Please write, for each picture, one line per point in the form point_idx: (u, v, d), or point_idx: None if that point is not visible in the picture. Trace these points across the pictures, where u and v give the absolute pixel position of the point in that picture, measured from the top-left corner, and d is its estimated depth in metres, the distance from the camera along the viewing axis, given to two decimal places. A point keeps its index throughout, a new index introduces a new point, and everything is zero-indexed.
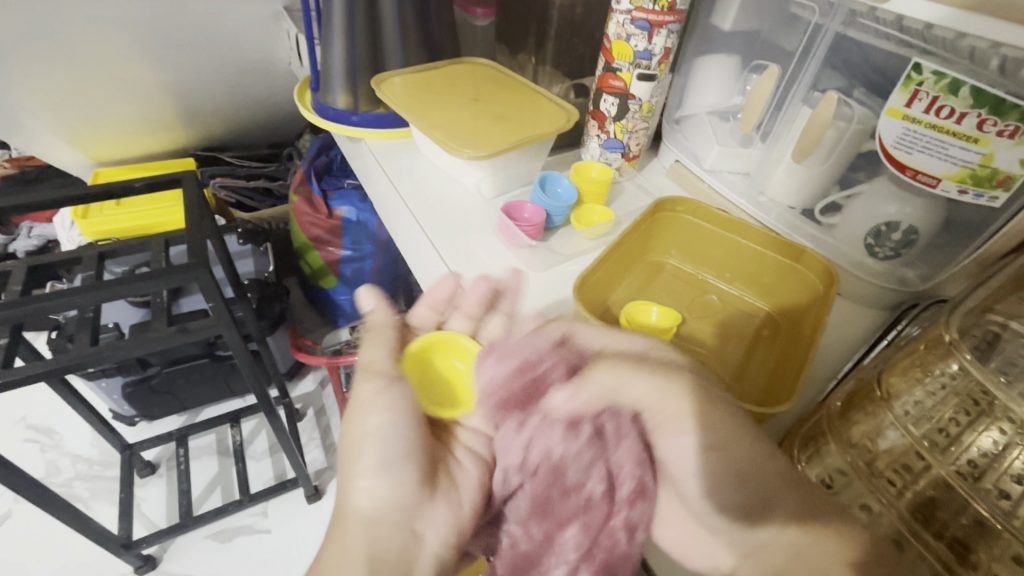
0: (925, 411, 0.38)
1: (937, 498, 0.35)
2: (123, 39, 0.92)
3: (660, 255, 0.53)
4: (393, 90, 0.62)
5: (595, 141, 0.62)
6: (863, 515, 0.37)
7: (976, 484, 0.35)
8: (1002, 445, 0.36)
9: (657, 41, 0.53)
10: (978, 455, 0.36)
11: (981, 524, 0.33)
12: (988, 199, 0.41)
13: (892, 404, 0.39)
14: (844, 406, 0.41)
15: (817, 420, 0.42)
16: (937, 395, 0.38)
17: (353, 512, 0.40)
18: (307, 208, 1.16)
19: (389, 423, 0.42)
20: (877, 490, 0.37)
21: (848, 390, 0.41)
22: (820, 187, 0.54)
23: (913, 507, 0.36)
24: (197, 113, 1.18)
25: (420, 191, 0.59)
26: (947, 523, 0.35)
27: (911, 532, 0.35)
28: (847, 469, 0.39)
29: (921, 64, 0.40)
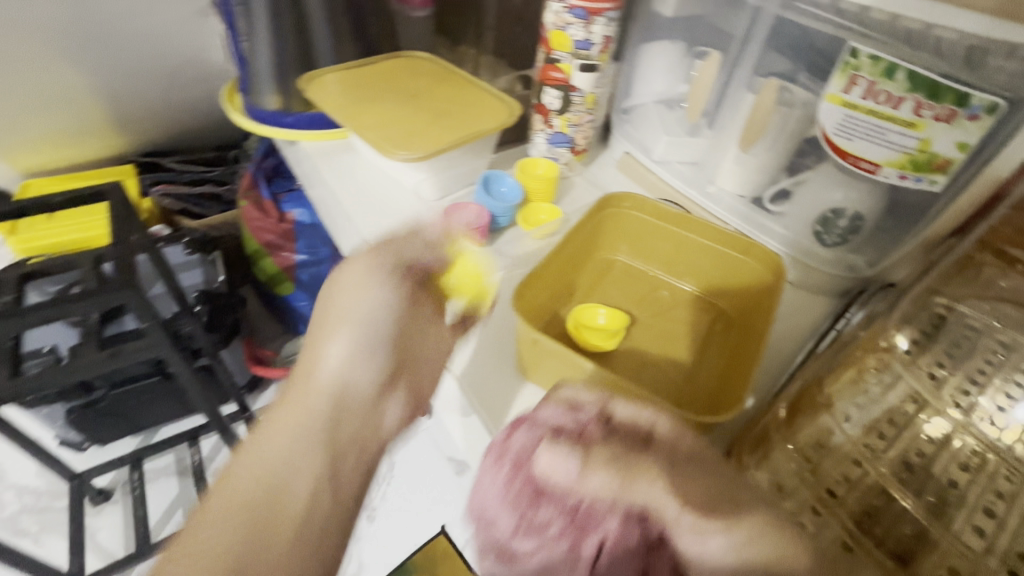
0: (869, 408, 0.38)
1: (880, 506, 0.35)
2: (44, 34, 0.88)
3: (610, 254, 0.52)
4: (326, 90, 0.58)
5: (541, 136, 0.59)
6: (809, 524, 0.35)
7: (919, 479, 0.35)
8: (944, 437, 0.36)
9: (595, 30, 0.51)
10: (923, 446, 0.36)
11: (922, 532, 0.33)
12: (928, 183, 0.41)
13: (833, 408, 0.39)
14: (789, 414, 0.40)
15: (762, 427, 0.41)
16: (879, 394, 0.39)
17: (249, 481, 0.34)
18: (257, 213, 1.11)
19: (325, 396, 0.37)
20: (822, 496, 0.36)
21: (792, 398, 0.41)
22: (769, 175, 0.53)
23: (859, 511, 0.35)
24: (134, 116, 1.09)
25: (358, 195, 0.56)
26: (889, 531, 0.34)
27: (856, 539, 0.34)
28: (793, 476, 0.37)
29: (858, 48, 0.39)
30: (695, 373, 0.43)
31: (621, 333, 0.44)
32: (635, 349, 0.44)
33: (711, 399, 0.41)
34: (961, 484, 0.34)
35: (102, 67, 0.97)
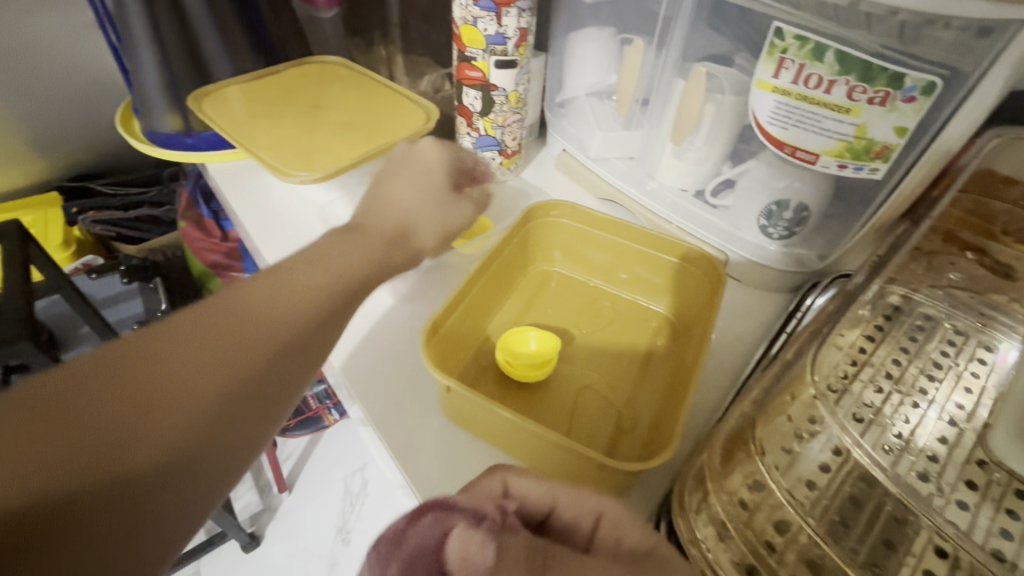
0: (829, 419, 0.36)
1: (845, 520, 0.32)
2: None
3: (546, 264, 0.48)
4: (223, 108, 0.53)
5: (467, 140, 0.55)
6: (775, 554, 0.30)
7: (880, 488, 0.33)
8: (901, 443, 0.35)
9: (508, 22, 0.46)
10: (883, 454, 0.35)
11: (891, 542, 0.31)
12: (869, 172, 0.38)
13: (790, 418, 0.35)
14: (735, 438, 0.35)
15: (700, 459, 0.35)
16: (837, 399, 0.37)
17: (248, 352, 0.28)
18: (199, 233, 1.04)
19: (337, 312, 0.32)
20: (759, 546, 0.30)
21: (745, 413, 0.35)
22: (710, 166, 0.49)
23: (819, 535, 0.31)
24: (51, 143, 1.00)
25: (266, 220, 0.50)
26: (858, 544, 0.31)
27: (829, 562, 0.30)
28: (756, 500, 0.32)
29: (783, 29, 0.35)
30: (636, 396, 0.39)
31: (555, 359, 0.40)
32: (571, 373, 0.41)
33: (654, 424, 0.37)
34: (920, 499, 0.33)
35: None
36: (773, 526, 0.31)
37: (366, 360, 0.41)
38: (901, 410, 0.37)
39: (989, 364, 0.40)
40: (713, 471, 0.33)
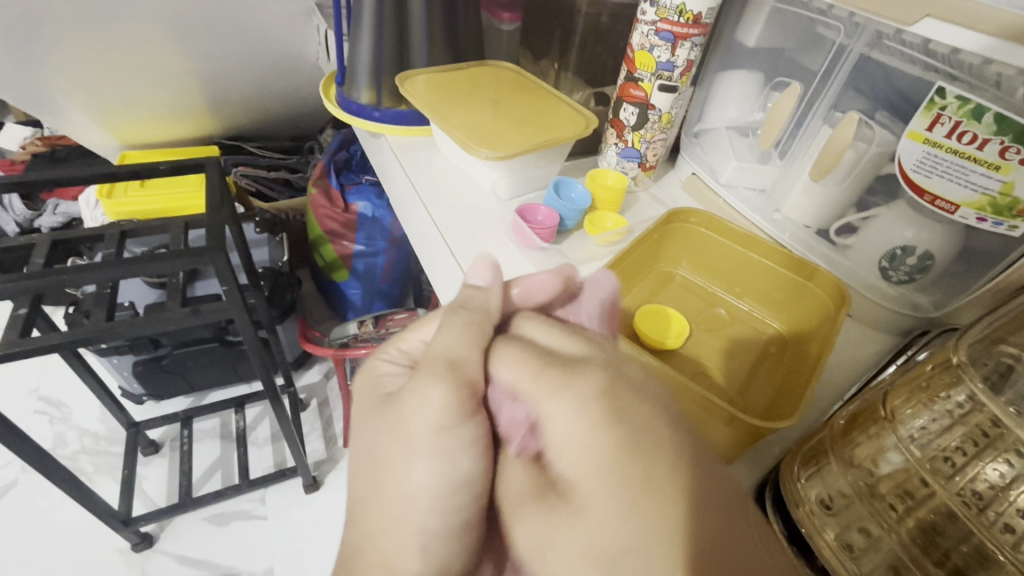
0: (929, 437, 0.35)
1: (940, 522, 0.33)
2: (157, 27, 0.92)
3: (671, 267, 0.53)
4: (415, 88, 0.63)
5: (613, 150, 0.62)
6: (859, 539, 0.34)
7: (979, 514, 0.32)
8: (1009, 478, 0.33)
9: (680, 53, 0.53)
10: (984, 486, 0.33)
11: (984, 555, 0.31)
12: (1008, 228, 0.41)
13: (897, 426, 0.36)
14: (847, 424, 0.38)
15: (818, 439, 0.38)
16: (943, 422, 0.35)
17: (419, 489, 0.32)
18: (324, 201, 1.18)
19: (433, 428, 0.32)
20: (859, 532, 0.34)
21: (854, 409, 0.38)
22: (837, 208, 0.54)
23: (912, 535, 0.33)
24: (225, 99, 1.20)
25: (437, 189, 0.60)
26: (948, 551, 0.32)
27: (911, 559, 0.32)
28: (848, 490, 0.36)
29: (945, 89, 0.40)
30: (747, 390, 0.44)
31: (684, 333, 0.47)
32: (689, 356, 0.46)
33: (761, 413, 0.41)
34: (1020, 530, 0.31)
35: (203, 57, 1.04)
36: (859, 529, 0.34)
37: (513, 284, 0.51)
38: (997, 462, 0.33)
39: None
40: (828, 448, 0.38)
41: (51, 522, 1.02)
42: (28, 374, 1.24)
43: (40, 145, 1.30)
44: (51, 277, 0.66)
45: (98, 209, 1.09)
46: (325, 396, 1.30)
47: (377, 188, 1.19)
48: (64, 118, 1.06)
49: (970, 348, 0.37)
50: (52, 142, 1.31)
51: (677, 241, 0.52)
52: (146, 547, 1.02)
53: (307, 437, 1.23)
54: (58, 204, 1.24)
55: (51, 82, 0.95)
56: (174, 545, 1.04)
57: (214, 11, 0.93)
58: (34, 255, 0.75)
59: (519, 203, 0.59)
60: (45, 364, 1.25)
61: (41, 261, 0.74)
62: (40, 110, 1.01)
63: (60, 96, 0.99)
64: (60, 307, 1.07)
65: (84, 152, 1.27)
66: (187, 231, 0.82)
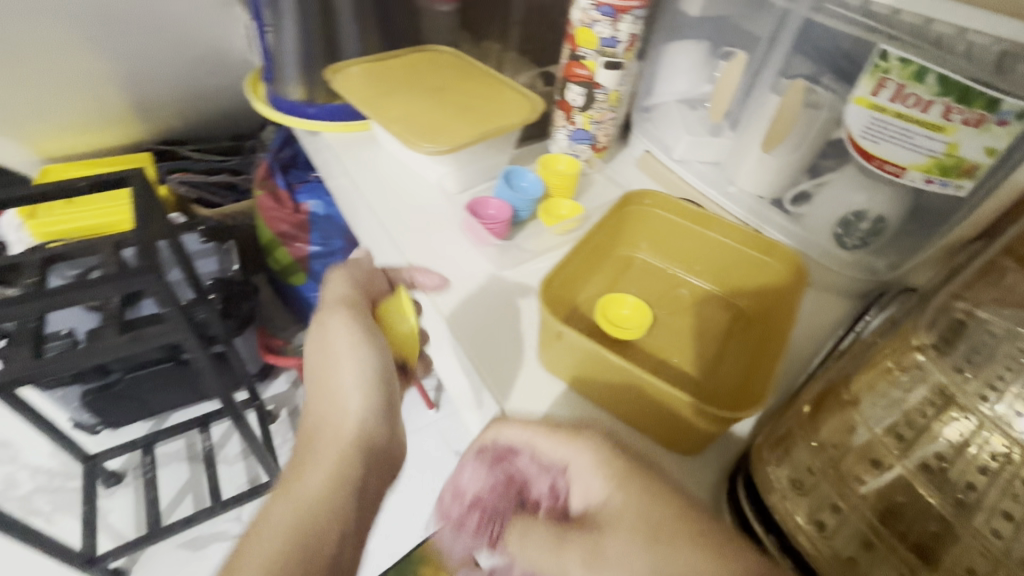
0: (891, 407, 0.36)
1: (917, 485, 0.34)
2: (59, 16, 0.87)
3: (630, 250, 0.52)
4: (349, 82, 0.59)
5: (562, 133, 0.60)
6: (830, 519, 0.33)
7: (940, 478, 0.33)
8: (965, 437, 0.33)
9: (622, 27, 0.51)
10: (944, 448, 0.34)
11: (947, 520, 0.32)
12: (955, 189, 0.41)
13: (861, 404, 0.36)
14: (813, 410, 0.37)
15: (787, 422, 0.37)
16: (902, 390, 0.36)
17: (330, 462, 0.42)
18: (272, 203, 1.14)
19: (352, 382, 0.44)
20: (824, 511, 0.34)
21: (818, 390, 0.38)
22: (790, 176, 0.53)
23: (879, 508, 0.33)
24: (153, 106, 1.11)
25: (383, 189, 0.57)
26: (915, 522, 0.32)
27: (878, 530, 0.32)
28: (816, 469, 0.35)
29: (888, 52, 0.39)
30: (713, 371, 0.43)
31: (646, 320, 0.46)
32: (655, 342, 0.45)
33: (731, 397, 0.41)
34: (980, 487, 0.32)
35: (122, 58, 0.98)
36: (830, 506, 0.34)
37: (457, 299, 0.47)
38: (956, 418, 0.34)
39: None
40: (797, 429, 0.36)
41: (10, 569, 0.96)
42: None
43: None
44: None
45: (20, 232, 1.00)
46: (295, 404, 1.26)
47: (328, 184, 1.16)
48: None
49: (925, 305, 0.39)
50: None
51: (635, 223, 0.51)
52: None
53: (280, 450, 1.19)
54: None
55: None
56: None
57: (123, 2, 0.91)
58: None
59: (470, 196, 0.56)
60: None
61: None
62: None
63: None
64: None
65: None
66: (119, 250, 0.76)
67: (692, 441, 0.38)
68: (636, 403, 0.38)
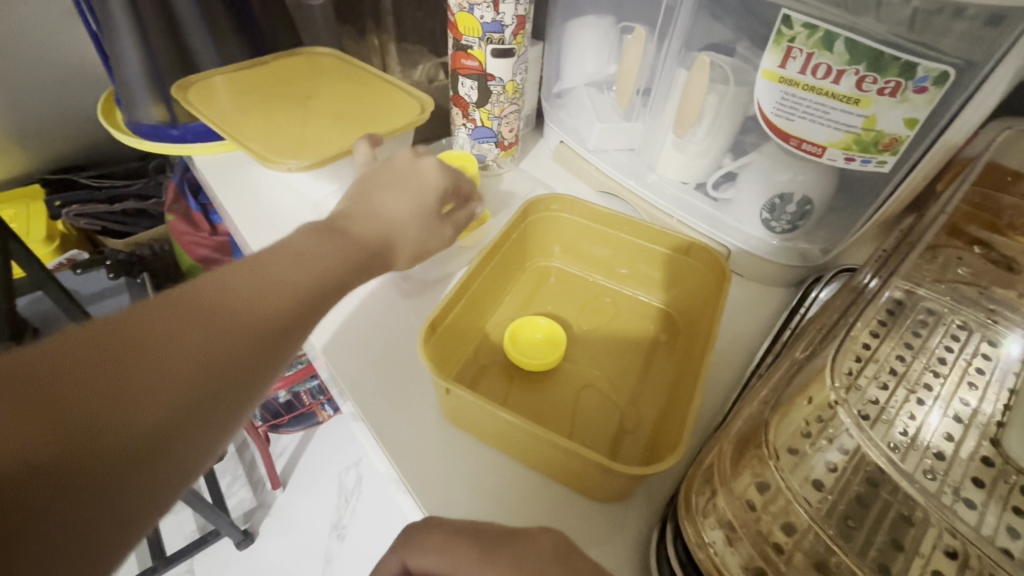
0: (817, 438, 0.33)
1: (865, 496, 0.31)
2: None
3: (545, 259, 0.47)
4: (209, 98, 0.51)
5: (463, 132, 0.54)
6: None
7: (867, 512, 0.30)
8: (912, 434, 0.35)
9: (505, 9, 0.45)
10: (878, 470, 0.32)
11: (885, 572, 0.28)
12: (877, 165, 0.37)
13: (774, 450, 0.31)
14: (736, 455, 0.31)
15: (708, 463, 0.32)
16: (819, 424, 0.33)
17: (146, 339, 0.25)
18: (186, 227, 1.01)
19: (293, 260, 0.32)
20: (771, 547, 0.28)
21: (737, 439, 0.32)
22: (713, 158, 0.48)
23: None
24: (26, 138, 0.96)
25: (261, 218, 0.49)
26: None
27: None
28: (734, 527, 0.29)
29: (791, 17, 0.34)
30: (638, 395, 0.39)
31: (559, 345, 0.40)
32: (574, 368, 0.40)
33: (655, 426, 0.37)
34: (932, 493, 0.32)
35: None
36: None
37: (342, 340, 0.42)
38: (907, 409, 0.36)
39: (993, 358, 0.39)
40: (719, 478, 0.31)
41: None
42: None
43: None
44: None
45: None
46: None
47: None
48: None
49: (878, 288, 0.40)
50: None
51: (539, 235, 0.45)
52: None
53: None
54: None
55: None
56: None
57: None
58: None
59: None
60: None
61: None
62: None
63: None
64: None
65: None
66: None
67: (604, 491, 0.34)
68: (546, 454, 0.33)
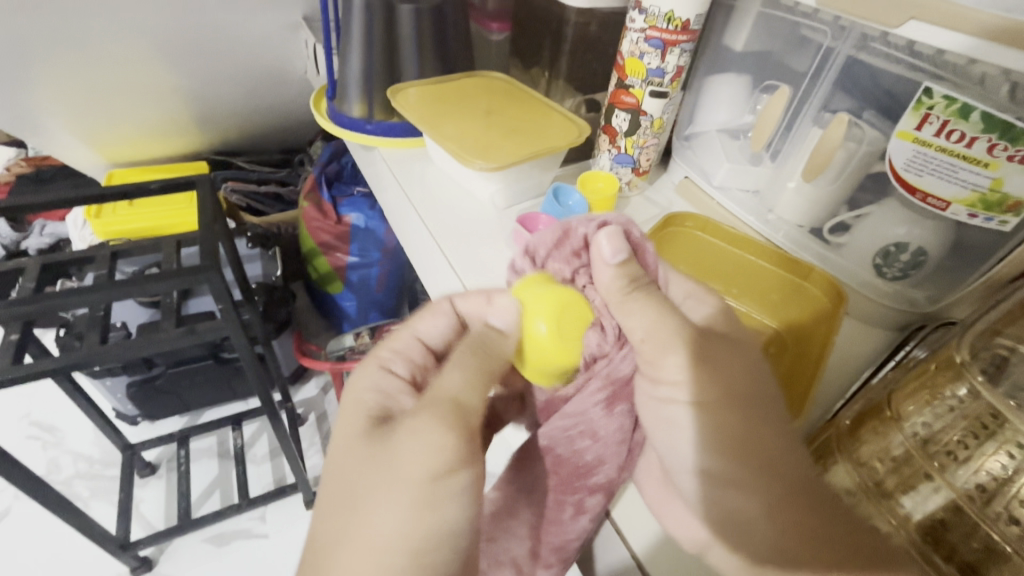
0: (931, 433, 0.36)
1: (947, 521, 0.34)
2: (145, 47, 0.87)
3: (666, 266, 0.52)
4: (407, 101, 0.63)
5: (606, 155, 0.62)
6: None
7: (983, 508, 0.33)
8: (1011, 470, 0.33)
9: (670, 59, 0.54)
10: (987, 479, 0.33)
11: (992, 549, 0.32)
12: (998, 223, 0.42)
13: (901, 425, 0.38)
14: (853, 424, 0.40)
15: (826, 438, 0.41)
16: (944, 417, 0.36)
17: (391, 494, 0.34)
18: (316, 214, 1.12)
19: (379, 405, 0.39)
20: (886, 503, 0.36)
21: (859, 410, 0.40)
22: (829, 207, 0.54)
23: (920, 530, 0.35)
24: (213, 118, 1.13)
25: (431, 202, 0.60)
26: (956, 547, 0.33)
27: (922, 555, 0.34)
28: (856, 488, 0.38)
29: (932, 89, 0.41)
30: None
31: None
32: None
33: None
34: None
35: (193, 74, 0.98)
36: (869, 525, 0.36)
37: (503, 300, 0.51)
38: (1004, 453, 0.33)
39: None
40: (838, 448, 0.40)
41: (49, 547, 1.01)
42: (20, 399, 1.21)
43: (25, 165, 1.24)
44: (42, 302, 0.66)
45: (87, 230, 1.07)
46: (323, 410, 1.29)
47: (371, 199, 1.14)
48: (47, 138, 0.99)
49: (970, 342, 0.38)
50: (37, 163, 1.25)
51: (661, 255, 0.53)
52: (145, 571, 1.01)
53: (307, 452, 1.22)
54: (44, 225, 1.23)
55: (31, 100, 0.88)
56: (175, 567, 1.03)
57: (219, 14, 0.86)
58: (25, 280, 0.75)
59: (516, 212, 0.59)
60: (36, 389, 1.22)
61: (31, 285, 0.75)
62: (22, 130, 0.94)
63: (44, 116, 0.93)
64: (51, 329, 1.06)
65: (65, 171, 1.23)
66: (179, 249, 0.82)
67: None
68: None
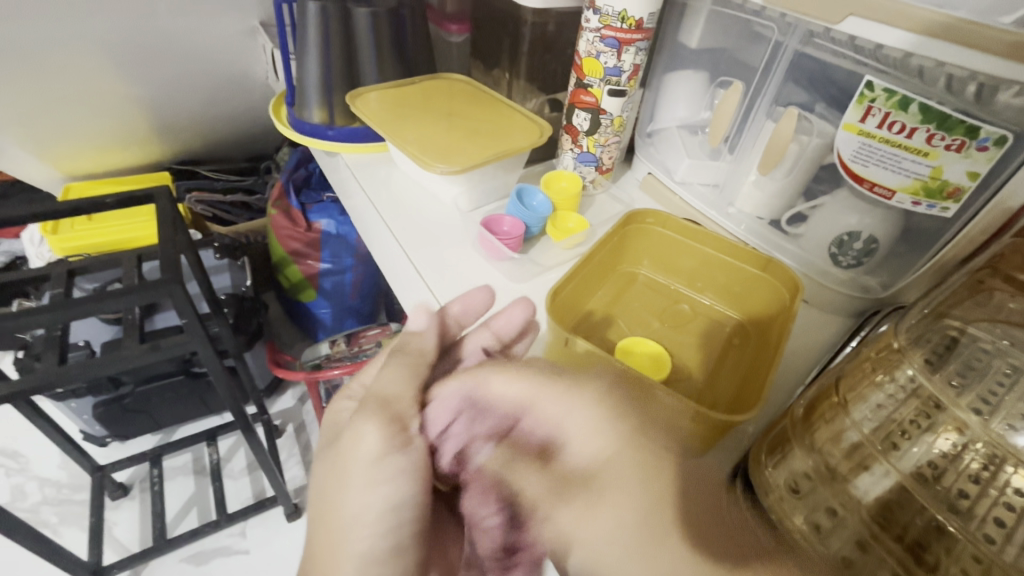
0: (883, 415, 0.38)
1: (897, 500, 0.35)
2: (94, 57, 0.84)
3: (634, 266, 0.56)
4: (368, 106, 0.62)
5: (569, 154, 0.63)
6: (827, 520, 0.36)
7: (933, 485, 0.35)
8: (958, 447, 0.35)
9: (626, 58, 0.54)
10: (937, 456, 0.36)
11: (939, 526, 0.33)
12: (940, 210, 0.44)
13: (849, 408, 0.39)
14: (807, 411, 0.40)
15: (780, 428, 0.40)
16: (896, 399, 0.38)
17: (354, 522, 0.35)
18: (285, 222, 1.09)
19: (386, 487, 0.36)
20: (841, 487, 0.37)
21: (810, 395, 0.40)
22: (787, 198, 0.55)
23: (873, 512, 0.35)
24: (173, 128, 1.10)
25: (396, 206, 0.60)
26: (906, 525, 0.34)
27: (874, 534, 0.34)
28: (812, 473, 0.38)
29: (873, 82, 0.42)
30: (715, 383, 0.46)
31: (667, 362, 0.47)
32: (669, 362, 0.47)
33: (728, 404, 0.44)
34: (972, 495, 0.34)
35: (149, 84, 0.95)
36: (826, 509, 0.36)
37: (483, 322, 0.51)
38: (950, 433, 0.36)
39: None
40: (792, 433, 0.39)
41: None
42: None
43: None
44: None
45: (43, 247, 1.03)
46: (301, 421, 1.27)
47: (340, 204, 1.12)
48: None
49: (913, 328, 0.40)
50: None
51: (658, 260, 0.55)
52: None
53: (286, 464, 1.20)
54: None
55: None
56: None
57: (168, 21, 0.84)
58: None
59: (482, 214, 0.59)
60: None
61: None
62: None
63: None
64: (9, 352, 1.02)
65: (18, 187, 1.18)
66: (140, 263, 0.80)
67: None
68: None
